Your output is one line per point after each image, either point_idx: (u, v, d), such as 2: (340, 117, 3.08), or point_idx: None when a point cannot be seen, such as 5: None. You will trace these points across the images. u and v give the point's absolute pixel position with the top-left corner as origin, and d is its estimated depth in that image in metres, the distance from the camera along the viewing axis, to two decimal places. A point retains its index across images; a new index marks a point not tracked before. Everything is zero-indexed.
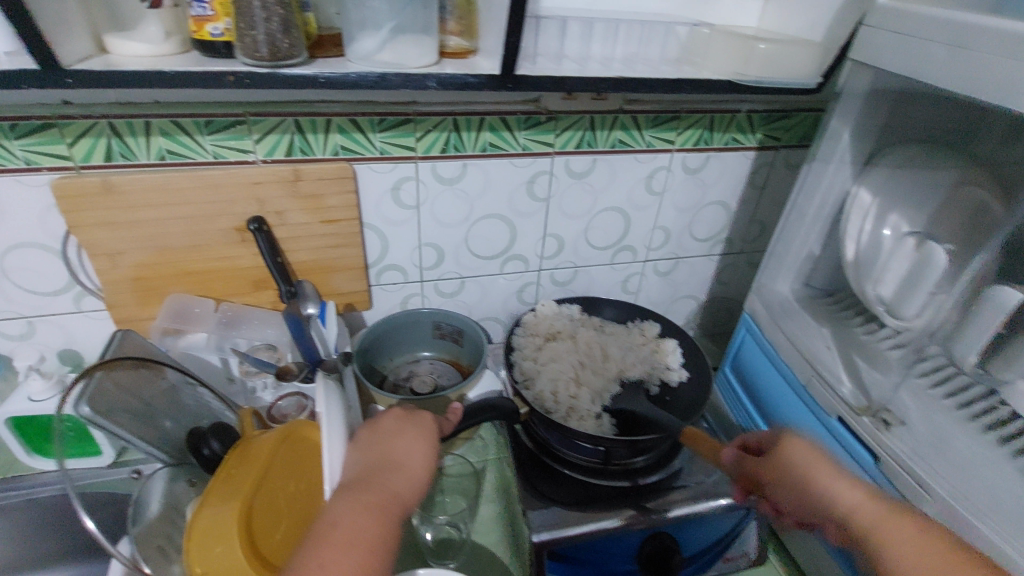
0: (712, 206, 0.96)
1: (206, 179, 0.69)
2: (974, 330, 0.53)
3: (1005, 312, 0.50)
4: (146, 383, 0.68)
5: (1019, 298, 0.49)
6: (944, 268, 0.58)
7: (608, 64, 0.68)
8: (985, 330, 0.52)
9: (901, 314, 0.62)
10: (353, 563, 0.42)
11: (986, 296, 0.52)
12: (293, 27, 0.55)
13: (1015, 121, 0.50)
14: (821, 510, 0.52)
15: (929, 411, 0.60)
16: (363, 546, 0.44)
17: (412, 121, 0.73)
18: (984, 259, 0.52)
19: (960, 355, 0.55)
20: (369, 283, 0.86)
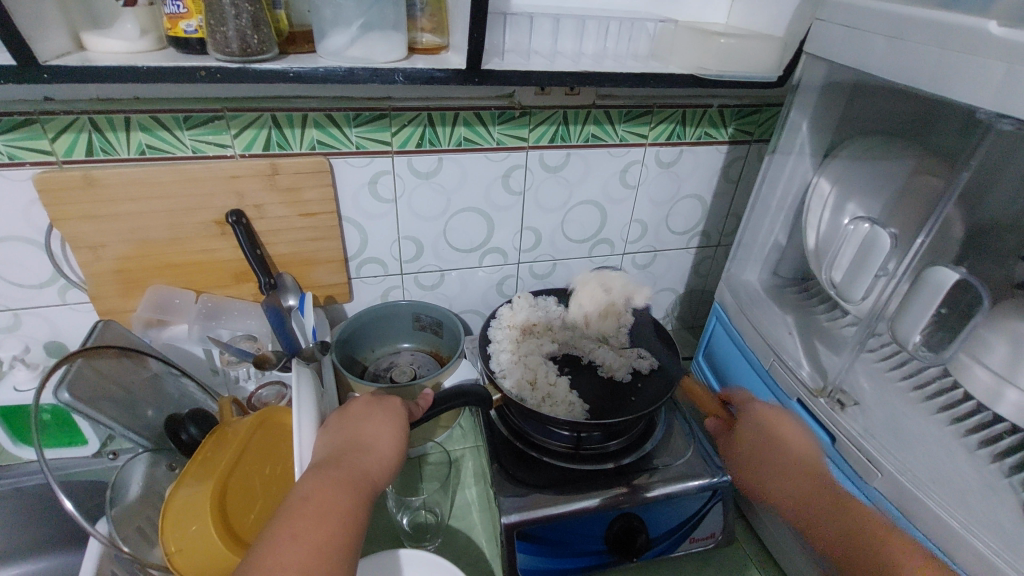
0: (688, 199, 0.98)
1: (185, 173, 0.71)
2: (913, 313, 0.55)
3: (944, 289, 0.52)
4: (128, 372, 0.70)
5: (953, 276, 0.52)
6: (887, 251, 0.57)
7: (575, 59, 0.70)
8: (924, 311, 0.54)
9: (850, 297, 0.61)
10: (325, 534, 0.44)
11: (925, 277, 0.54)
12: (263, 24, 0.57)
13: (955, 113, 0.53)
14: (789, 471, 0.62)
15: (883, 392, 0.62)
16: (335, 519, 0.45)
17: (387, 116, 0.75)
18: (924, 240, 0.54)
19: (904, 336, 0.56)
20: (349, 276, 0.88)
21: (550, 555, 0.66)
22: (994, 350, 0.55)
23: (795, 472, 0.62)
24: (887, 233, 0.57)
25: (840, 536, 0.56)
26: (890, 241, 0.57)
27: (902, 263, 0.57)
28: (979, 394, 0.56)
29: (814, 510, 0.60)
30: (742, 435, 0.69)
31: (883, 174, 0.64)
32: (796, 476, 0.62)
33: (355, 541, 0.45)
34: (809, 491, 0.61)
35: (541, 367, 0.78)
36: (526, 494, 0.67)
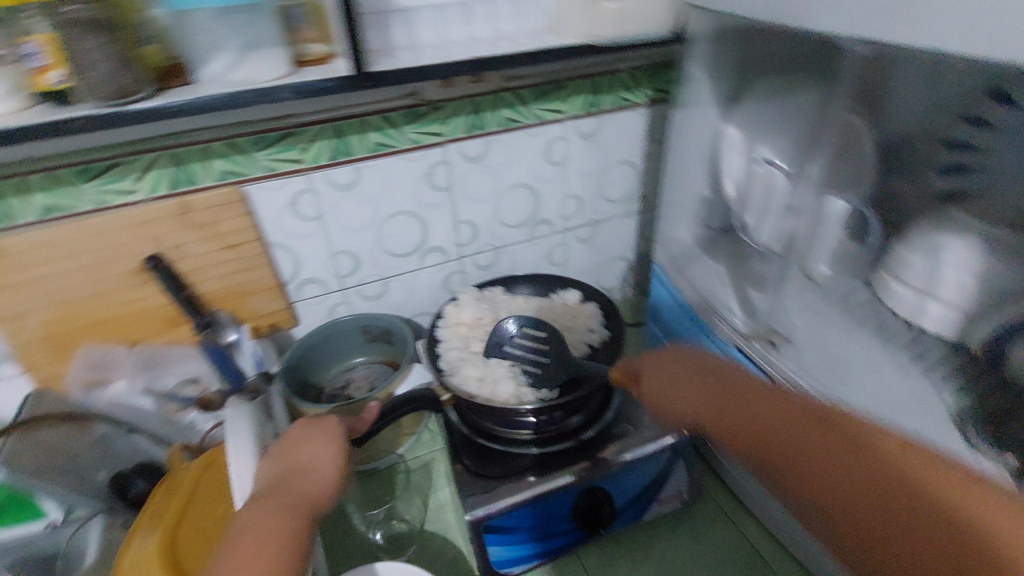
0: (619, 166, 0.98)
1: (93, 227, 0.69)
2: (822, 242, 0.63)
3: (838, 217, 0.61)
4: (73, 438, 0.69)
5: (842, 205, 0.60)
6: (784, 189, 0.64)
7: (470, 46, 0.69)
8: (831, 239, 0.62)
9: (759, 237, 0.69)
10: (264, 563, 0.43)
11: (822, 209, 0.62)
12: (132, 62, 0.55)
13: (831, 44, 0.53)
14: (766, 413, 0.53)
15: (817, 326, 0.63)
16: (276, 546, 0.45)
17: (293, 134, 0.73)
18: (819, 170, 0.60)
19: (813, 267, 0.65)
20: (289, 300, 0.87)
21: (520, 540, 0.67)
22: (913, 267, 0.56)
23: (784, 412, 0.52)
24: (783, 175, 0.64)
25: (834, 482, 0.46)
26: (786, 181, 0.64)
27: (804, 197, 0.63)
28: (905, 313, 0.58)
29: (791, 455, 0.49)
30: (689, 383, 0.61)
31: (795, 111, 0.61)
32: (773, 413, 0.52)
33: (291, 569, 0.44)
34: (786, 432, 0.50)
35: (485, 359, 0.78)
36: (491, 488, 0.67)
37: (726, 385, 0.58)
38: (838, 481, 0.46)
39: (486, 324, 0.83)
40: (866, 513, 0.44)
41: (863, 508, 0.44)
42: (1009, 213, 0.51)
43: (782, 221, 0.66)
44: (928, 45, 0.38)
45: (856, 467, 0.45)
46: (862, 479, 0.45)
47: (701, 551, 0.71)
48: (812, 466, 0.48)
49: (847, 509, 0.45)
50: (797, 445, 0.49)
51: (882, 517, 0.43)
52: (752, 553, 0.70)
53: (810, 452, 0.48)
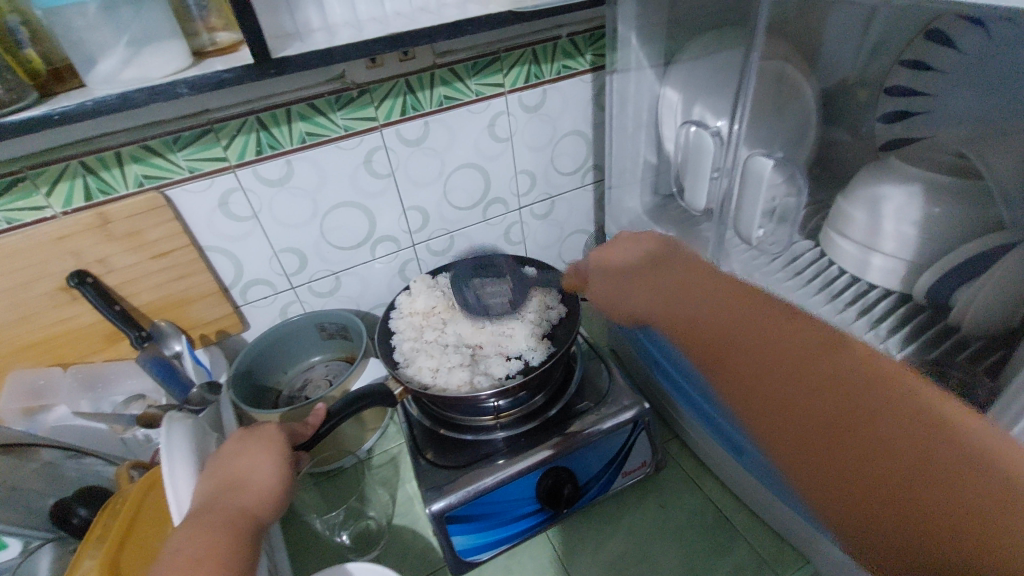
0: (569, 137, 0.95)
1: (5, 248, 0.64)
2: (747, 208, 0.58)
3: (761, 177, 0.56)
4: (12, 468, 0.64)
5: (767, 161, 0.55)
6: (713, 151, 0.59)
7: (386, 22, 0.65)
8: (753, 205, 0.58)
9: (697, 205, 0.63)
10: None
11: (746, 170, 0.57)
12: (5, 68, 0.51)
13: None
14: (664, 299, 0.63)
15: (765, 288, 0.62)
16: (217, 563, 0.44)
17: (212, 131, 0.69)
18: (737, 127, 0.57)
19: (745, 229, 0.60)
20: (235, 304, 0.84)
21: (487, 528, 0.66)
22: (854, 221, 0.55)
23: (761, 325, 0.52)
24: (710, 133, 0.59)
25: (761, 357, 0.51)
26: (713, 141, 0.59)
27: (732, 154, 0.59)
28: (848, 267, 0.57)
29: (713, 328, 0.56)
30: (662, 278, 0.64)
31: (724, 68, 0.60)
32: (712, 322, 0.56)
33: None
34: (733, 331, 0.54)
35: (439, 346, 0.76)
36: (453, 478, 0.65)
37: (666, 291, 0.63)
38: (770, 373, 0.50)
39: (440, 311, 0.81)
40: (787, 395, 0.48)
41: (778, 395, 0.49)
42: (946, 159, 0.51)
43: (712, 185, 0.63)
44: None
45: (808, 383, 0.47)
46: (842, 383, 0.45)
47: (669, 520, 0.71)
48: (742, 352, 0.52)
49: (765, 399, 0.50)
50: (745, 328, 0.53)
51: (814, 394, 0.46)
52: (718, 516, 0.71)
53: (776, 326, 0.52)
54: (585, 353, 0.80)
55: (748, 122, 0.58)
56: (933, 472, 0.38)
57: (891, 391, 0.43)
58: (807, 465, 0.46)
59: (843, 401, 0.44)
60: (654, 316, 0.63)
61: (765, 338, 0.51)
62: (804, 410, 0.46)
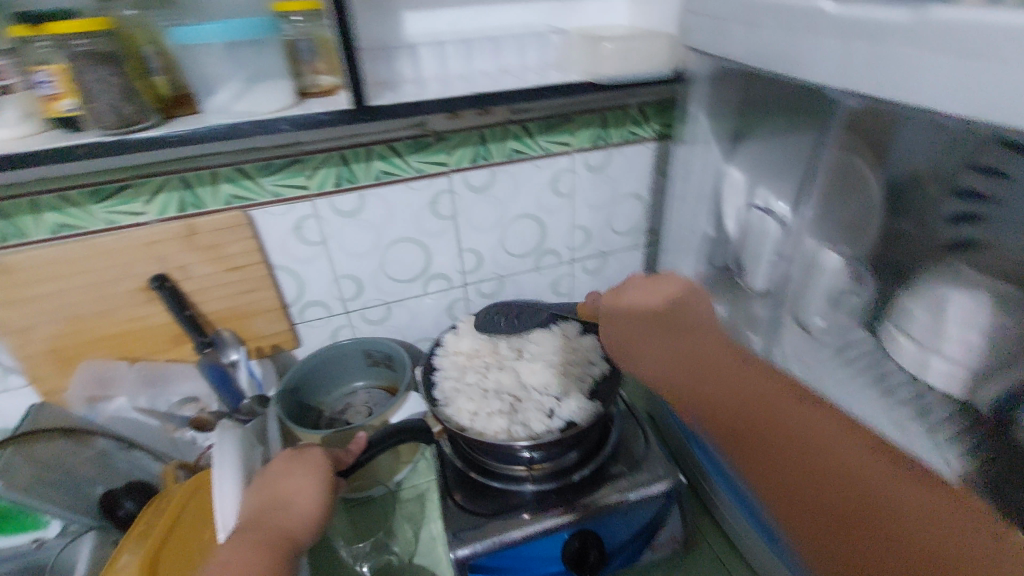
0: (626, 199, 0.97)
1: (101, 247, 0.70)
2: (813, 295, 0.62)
3: (824, 269, 0.61)
4: (70, 453, 0.70)
5: (832, 258, 0.60)
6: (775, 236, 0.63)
7: (472, 80, 0.70)
8: (818, 294, 0.62)
9: (753, 283, 0.68)
10: None
11: (812, 262, 0.61)
12: (137, 93, 0.57)
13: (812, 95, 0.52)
14: (686, 355, 0.61)
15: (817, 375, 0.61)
16: None
17: (299, 161, 0.75)
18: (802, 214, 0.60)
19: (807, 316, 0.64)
20: (292, 322, 0.88)
21: None
22: (916, 319, 0.55)
23: (817, 426, 0.51)
24: (773, 220, 0.63)
25: (802, 461, 0.48)
26: (777, 228, 0.63)
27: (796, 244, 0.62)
28: (909, 367, 0.57)
29: (752, 414, 0.52)
30: (695, 347, 0.62)
31: (793, 157, 0.60)
32: (783, 416, 0.52)
33: None
34: (772, 412, 0.52)
35: (478, 389, 0.77)
36: (479, 526, 0.66)
37: (693, 356, 0.61)
38: (813, 472, 0.47)
39: (483, 354, 0.83)
40: (837, 496, 0.45)
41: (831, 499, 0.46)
42: None
43: (771, 267, 0.65)
44: (915, 100, 0.36)
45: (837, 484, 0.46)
46: (851, 476, 0.46)
47: None
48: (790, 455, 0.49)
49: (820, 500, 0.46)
50: (791, 428, 0.51)
51: (854, 483, 0.45)
52: None
53: (815, 428, 0.51)
54: (623, 415, 0.80)
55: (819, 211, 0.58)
56: (919, 541, 0.41)
57: (886, 484, 0.45)
58: (824, 537, 0.45)
59: (868, 483, 0.45)
60: (701, 384, 0.57)
61: (809, 449, 0.49)
62: (844, 506, 0.45)
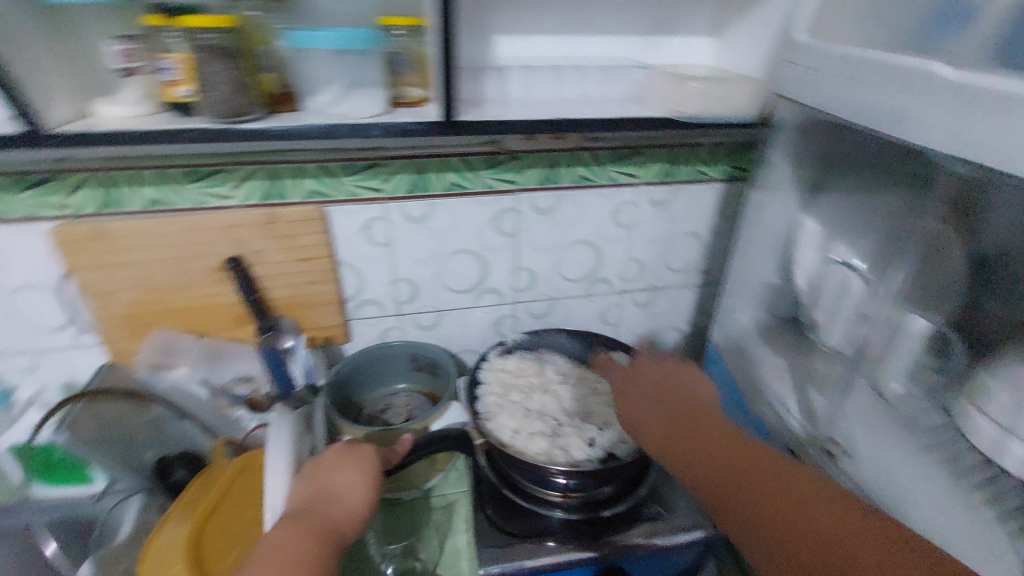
0: (686, 237, 0.97)
1: (188, 225, 0.75)
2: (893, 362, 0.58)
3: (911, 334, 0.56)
4: (131, 415, 0.75)
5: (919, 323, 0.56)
6: (859, 295, 0.59)
7: (554, 106, 0.72)
8: (900, 361, 0.58)
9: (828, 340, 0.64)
10: None
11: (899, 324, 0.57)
12: (249, 87, 0.60)
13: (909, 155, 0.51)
14: (678, 427, 0.56)
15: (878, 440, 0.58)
16: (307, 567, 0.46)
17: (379, 165, 0.78)
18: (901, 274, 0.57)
19: (885, 383, 0.59)
20: (347, 317, 0.91)
21: None
22: (994, 398, 0.49)
23: (820, 501, 0.43)
24: (857, 279, 0.59)
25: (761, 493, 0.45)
26: (862, 288, 0.59)
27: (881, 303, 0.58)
28: (982, 446, 0.50)
29: (748, 495, 0.46)
30: (676, 397, 0.60)
31: (872, 213, 0.60)
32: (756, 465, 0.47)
33: None
34: (770, 490, 0.45)
35: (520, 408, 0.78)
36: (507, 546, 0.67)
37: (688, 426, 0.55)
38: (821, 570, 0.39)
39: (527, 375, 0.83)
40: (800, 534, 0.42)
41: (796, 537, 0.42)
42: None
43: (849, 327, 0.61)
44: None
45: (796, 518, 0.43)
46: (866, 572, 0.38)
47: None
48: (751, 488, 0.46)
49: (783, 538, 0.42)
50: (787, 509, 0.44)
51: (813, 524, 0.42)
52: None
53: (819, 508, 0.43)
54: None
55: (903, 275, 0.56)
56: None
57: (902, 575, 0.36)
58: None
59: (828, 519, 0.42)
60: (689, 459, 0.52)
61: (810, 537, 0.41)
62: (804, 536, 0.42)
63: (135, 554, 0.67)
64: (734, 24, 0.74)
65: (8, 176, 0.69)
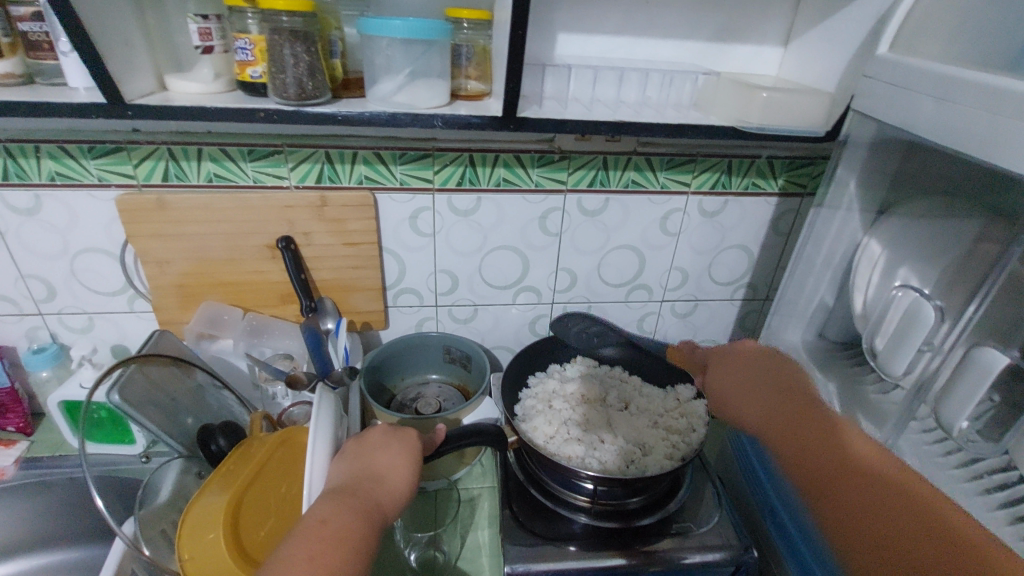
0: (733, 249, 0.95)
1: (244, 202, 0.77)
2: (959, 398, 0.51)
3: (992, 373, 0.49)
4: (175, 380, 0.77)
5: (1003, 360, 0.49)
6: (931, 326, 0.54)
7: (612, 108, 0.71)
8: (970, 396, 0.50)
9: (890, 370, 0.57)
10: (341, 558, 0.46)
11: (972, 358, 0.51)
12: (319, 71, 0.62)
13: (997, 177, 0.48)
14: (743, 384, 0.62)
15: (934, 467, 0.55)
16: (351, 544, 0.48)
17: (431, 156, 0.79)
18: (976, 308, 0.51)
19: (948, 420, 0.52)
20: (386, 304, 0.92)
21: None
22: None
23: (833, 430, 0.53)
24: (931, 305, 0.54)
25: (815, 454, 0.52)
26: (934, 313, 0.54)
27: (954, 334, 0.54)
28: None
29: (798, 436, 0.53)
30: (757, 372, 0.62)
31: (948, 237, 0.57)
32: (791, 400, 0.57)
33: (360, 563, 0.47)
34: (788, 413, 0.55)
35: (561, 418, 0.80)
36: (533, 545, 0.66)
37: (769, 388, 0.59)
38: (859, 501, 0.47)
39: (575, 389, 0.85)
40: (865, 501, 0.47)
41: (848, 497, 0.48)
42: None
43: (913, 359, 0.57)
44: None
45: (867, 493, 0.47)
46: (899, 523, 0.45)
47: None
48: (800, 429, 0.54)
49: (841, 498, 0.48)
50: (814, 439, 0.52)
51: (896, 515, 0.45)
52: None
53: (818, 438, 0.52)
54: (693, 473, 0.77)
55: (985, 307, 0.51)
56: None
57: (924, 524, 0.44)
58: None
59: (911, 516, 0.45)
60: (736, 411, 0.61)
61: (826, 460, 0.50)
62: (883, 524, 0.45)
63: (174, 518, 0.68)
64: (805, 34, 0.72)
65: (83, 144, 0.72)
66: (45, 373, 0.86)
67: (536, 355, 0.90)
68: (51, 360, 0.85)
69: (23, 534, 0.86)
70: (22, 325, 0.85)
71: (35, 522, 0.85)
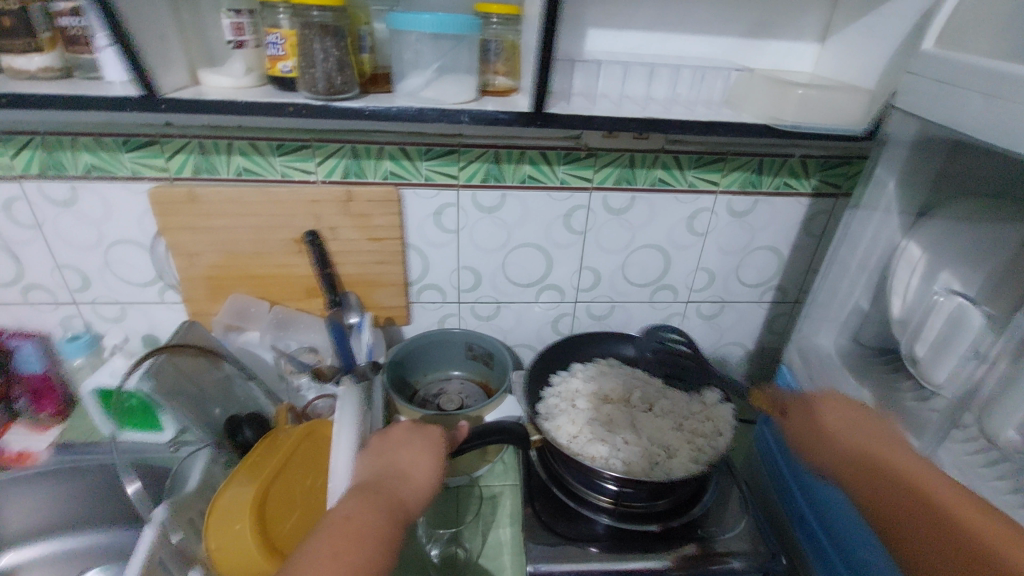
0: (762, 250, 0.92)
1: (271, 196, 0.78)
2: (1009, 409, 0.49)
3: None
4: (203, 371, 0.78)
5: None
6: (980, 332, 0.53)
7: (643, 104, 0.70)
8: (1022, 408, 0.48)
9: (931, 379, 0.57)
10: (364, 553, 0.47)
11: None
12: (348, 66, 0.62)
13: None
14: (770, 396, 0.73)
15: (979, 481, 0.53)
16: (372, 540, 0.48)
17: (457, 152, 0.78)
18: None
19: (995, 431, 0.51)
20: (409, 300, 0.92)
21: None
22: None
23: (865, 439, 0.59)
24: (978, 311, 0.53)
25: (851, 464, 0.58)
26: (983, 321, 0.53)
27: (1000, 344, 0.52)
28: None
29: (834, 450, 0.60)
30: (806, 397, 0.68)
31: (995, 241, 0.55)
32: (834, 420, 0.62)
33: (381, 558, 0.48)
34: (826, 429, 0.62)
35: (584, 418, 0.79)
36: (554, 544, 0.66)
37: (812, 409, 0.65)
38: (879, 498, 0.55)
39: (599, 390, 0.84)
40: (888, 501, 0.53)
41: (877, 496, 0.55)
42: None
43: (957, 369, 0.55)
44: None
45: (895, 494, 0.53)
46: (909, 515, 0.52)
47: None
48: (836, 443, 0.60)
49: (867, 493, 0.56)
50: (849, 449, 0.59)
51: (909, 510, 0.51)
52: None
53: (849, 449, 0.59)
54: (718, 476, 0.76)
55: None
56: None
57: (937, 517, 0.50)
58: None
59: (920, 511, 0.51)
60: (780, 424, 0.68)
61: (854, 466, 0.58)
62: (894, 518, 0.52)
63: (199, 506, 0.69)
64: (842, 30, 0.70)
65: (118, 137, 0.74)
66: (78, 361, 0.88)
67: (557, 353, 0.89)
68: (85, 348, 0.87)
69: (55, 517, 0.88)
70: (58, 314, 0.88)
71: (66, 506, 0.88)
